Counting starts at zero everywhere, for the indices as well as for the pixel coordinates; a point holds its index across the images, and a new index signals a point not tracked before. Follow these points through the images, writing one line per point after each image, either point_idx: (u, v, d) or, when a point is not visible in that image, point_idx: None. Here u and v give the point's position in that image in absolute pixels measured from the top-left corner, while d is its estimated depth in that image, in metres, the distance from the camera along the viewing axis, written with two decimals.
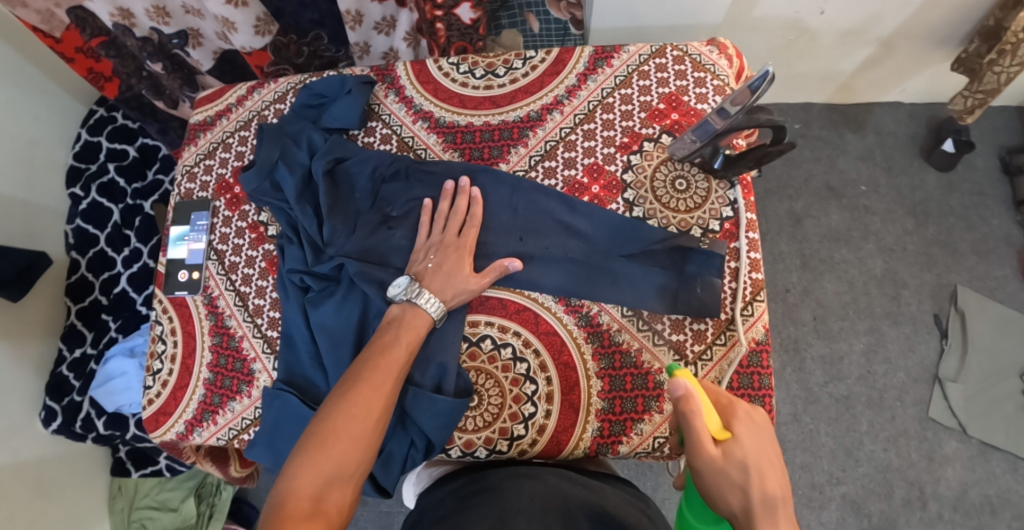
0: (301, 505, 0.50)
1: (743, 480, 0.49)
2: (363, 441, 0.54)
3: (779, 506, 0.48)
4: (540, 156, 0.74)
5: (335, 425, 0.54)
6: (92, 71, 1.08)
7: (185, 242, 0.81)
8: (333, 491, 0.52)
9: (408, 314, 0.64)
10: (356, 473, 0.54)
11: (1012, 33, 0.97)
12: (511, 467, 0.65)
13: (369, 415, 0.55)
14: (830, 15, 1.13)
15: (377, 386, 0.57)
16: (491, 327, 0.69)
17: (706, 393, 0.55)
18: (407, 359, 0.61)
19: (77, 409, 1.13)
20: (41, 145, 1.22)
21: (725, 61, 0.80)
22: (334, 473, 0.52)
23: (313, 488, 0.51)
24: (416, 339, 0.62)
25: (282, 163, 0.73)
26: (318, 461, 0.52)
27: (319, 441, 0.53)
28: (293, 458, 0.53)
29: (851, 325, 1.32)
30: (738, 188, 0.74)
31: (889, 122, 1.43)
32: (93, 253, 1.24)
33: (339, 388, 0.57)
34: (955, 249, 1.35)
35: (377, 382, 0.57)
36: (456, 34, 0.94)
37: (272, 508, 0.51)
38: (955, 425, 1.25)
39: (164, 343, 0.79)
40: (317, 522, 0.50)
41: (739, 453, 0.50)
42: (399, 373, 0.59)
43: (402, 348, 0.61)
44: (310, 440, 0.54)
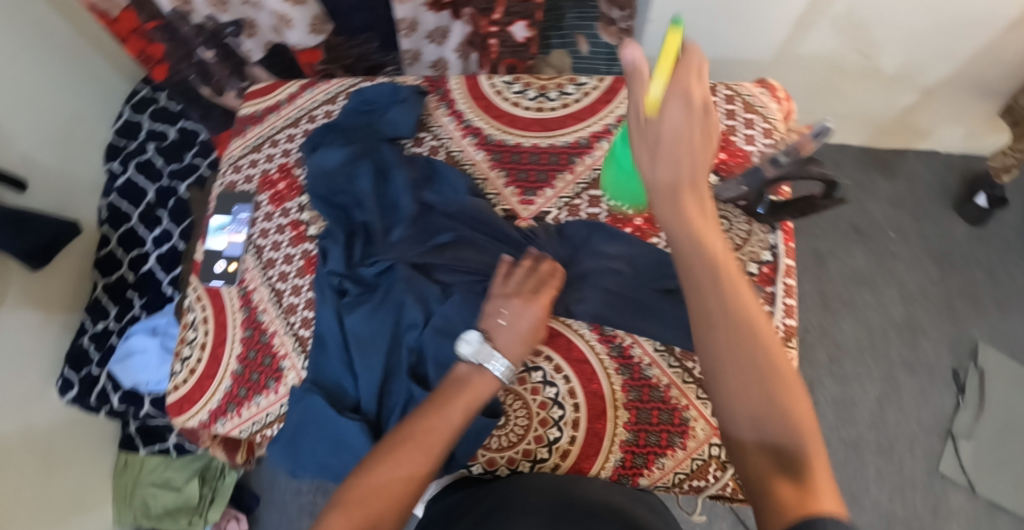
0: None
1: (651, 156, 0.52)
2: (406, 495, 0.49)
3: (683, 193, 0.51)
4: (585, 184, 0.75)
5: (377, 482, 0.49)
6: (143, 52, 1.05)
7: (224, 233, 0.82)
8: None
9: (471, 375, 0.58)
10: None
11: None
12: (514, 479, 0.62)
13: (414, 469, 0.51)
14: (876, 59, 1.12)
15: (428, 439, 0.53)
16: (546, 361, 0.69)
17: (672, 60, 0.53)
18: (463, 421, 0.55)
19: (93, 383, 1.16)
20: (82, 121, 1.24)
21: (776, 104, 0.82)
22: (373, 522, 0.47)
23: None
24: (478, 402, 0.57)
25: (365, 161, 0.74)
26: (353, 517, 0.47)
27: (358, 496, 0.48)
28: (327, 512, 0.48)
29: (867, 370, 1.32)
30: (778, 234, 0.75)
31: (921, 169, 1.42)
32: (125, 230, 1.26)
33: (388, 443, 0.52)
34: (979, 302, 1.34)
35: (426, 435, 0.53)
36: (508, 51, 0.94)
37: None
38: (963, 481, 1.24)
39: (195, 330, 0.80)
40: None
41: (655, 128, 0.52)
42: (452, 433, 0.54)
43: (460, 408, 0.56)
44: (347, 494, 0.49)
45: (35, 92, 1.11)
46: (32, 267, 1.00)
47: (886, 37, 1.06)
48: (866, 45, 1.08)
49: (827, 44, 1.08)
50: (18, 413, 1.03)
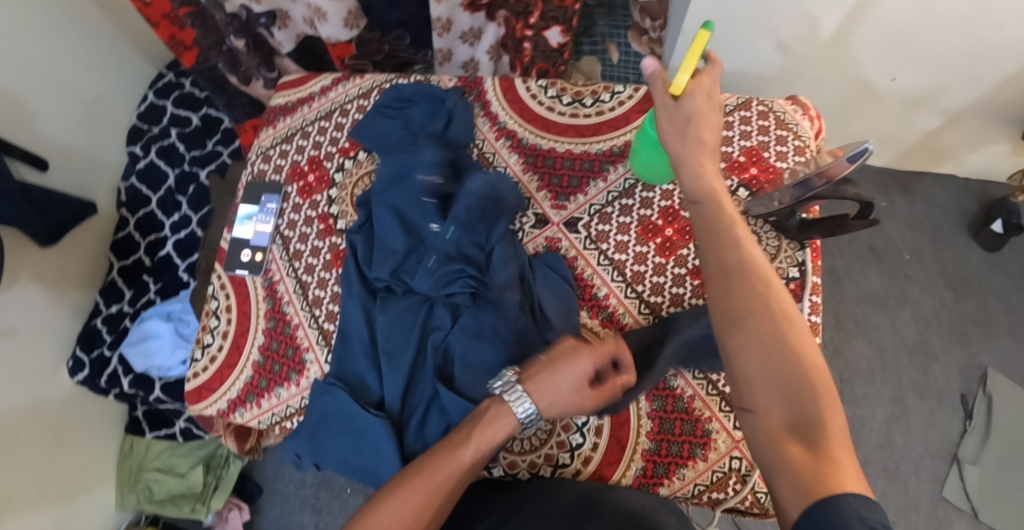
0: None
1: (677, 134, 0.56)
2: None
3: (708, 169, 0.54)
4: (617, 193, 0.75)
5: (376, 522, 0.49)
6: (174, 37, 1.09)
7: (252, 222, 0.82)
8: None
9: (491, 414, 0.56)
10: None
11: None
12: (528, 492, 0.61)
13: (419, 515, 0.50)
14: (901, 82, 1.13)
15: (437, 482, 0.51)
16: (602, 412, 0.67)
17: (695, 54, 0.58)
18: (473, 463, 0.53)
19: (105, 365, 1.15)
20: (107, 103, 1.24)
21: (809, 121, 0.81)
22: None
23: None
24: (489, 441, 0.54)
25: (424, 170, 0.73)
26: None
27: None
28: None
29: (876, 392, 1.32)
30: (807, 251, 0.75)
31: (940, 193, 1.43)
32: (144, 214, 1.26)
33: (395, 479, 0.52)
34: (991, 329, 1.34)
35: (434, 478, 0.51)
36: (541, 56, 0.94)
37: None
38: (967, 506, 1.23)
39: (217, 318, 0.80)
40: None
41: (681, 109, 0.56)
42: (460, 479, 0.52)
43: (471, 448, 0.54)
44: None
45: (62, 71, 1.11)
46: (44, 242, 1.03)
47: (914, 60, 1.06)
48: (893, 67, 1.08)
49: (855, 65, 1.08)
50: (28, 390, 1.03)
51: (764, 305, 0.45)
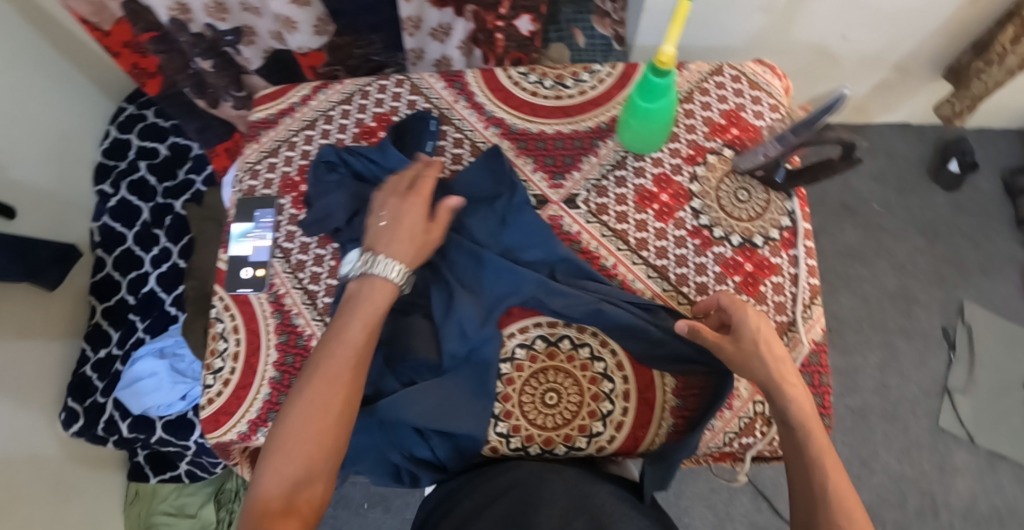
0: (273, 508, 0.50)
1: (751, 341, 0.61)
2: (331, 445, 0.54)
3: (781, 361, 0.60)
4: (611, 165, 0.77)
5: (294, 429, 0.53)
6: (135, 66, 1.05)
7: (249, 239, 0.81)
8: (303, 504, 0.52)
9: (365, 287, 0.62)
10: (327, 472, 0.54)
11: (999, 43, 1.10)
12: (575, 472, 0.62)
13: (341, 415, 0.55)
14: (854, 42, 1.19)
15: (335, 380, 0.56)
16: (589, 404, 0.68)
17: (678, 21, 0.61)
18: (368, 339, 0.60)
19: (101, 412, 1.12)
20: (71, 142, 1.20)
21: (779, 81, 0.85)
22: (303, 475, 0.52)
23: (281, 489, 0.51)
24: (371, 316, 0.61)
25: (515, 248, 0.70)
26: (284, 466, 0.52)
27: (282, 437, 0.54)
28: (263, 462, 0.53)
29: (866, 338, 1.37)
30: (795, 200, 0.78)
31: (899, 144, 1.49)
32: (121, 252, 1.21)
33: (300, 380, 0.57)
34: (962, 266, 1.42)
35: (334, 369, 0.57)
36: (514, 45, 0.95)
37: (247, 508, 0.51)
38: (964, 436, 1.31)
39: (225, 341, 0.78)
40: (292, 520, 0.50)
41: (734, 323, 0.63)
42: (360, 354, 0.58)
43: (357, 325, 0.60)
44: (281, 432, 0.54)
45: (22, 115, 1.08)
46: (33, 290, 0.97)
47: (863, 19, 1.11)
48: (846, 27, 1.14)
49: (811, 28, 1.13)
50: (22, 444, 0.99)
51: (801, 433, 0.57)
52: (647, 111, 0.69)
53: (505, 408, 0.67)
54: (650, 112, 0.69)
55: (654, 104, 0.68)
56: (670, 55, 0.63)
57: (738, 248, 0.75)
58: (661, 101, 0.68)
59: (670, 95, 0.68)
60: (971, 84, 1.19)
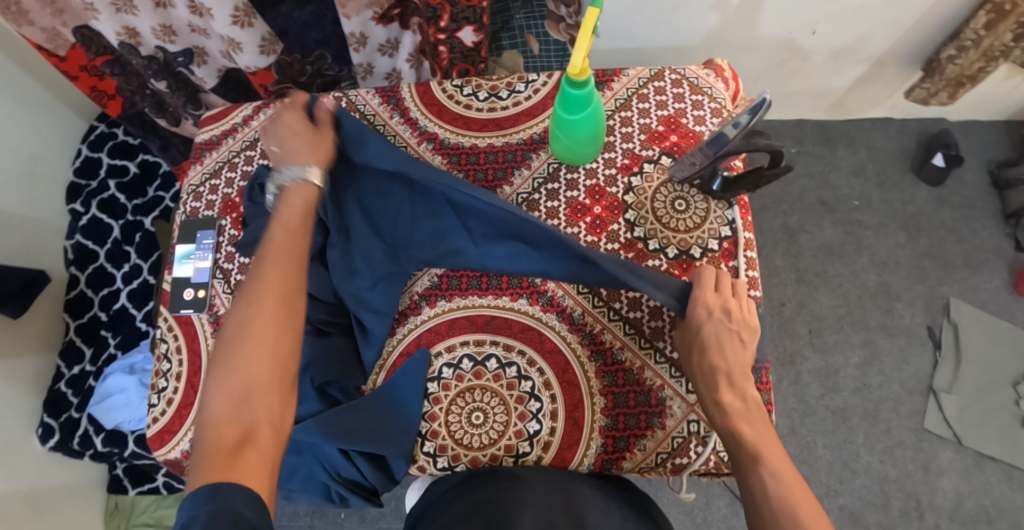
0: (228, 432, 0.50)
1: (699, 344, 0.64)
2: (275, 365, 0.55)
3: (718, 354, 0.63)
4: (543, 178, 0.76)
5: (234, 346, 0.54)
6: (95, 89, 1.06)
7: (190, 260, 0.82)
8: (261, 427, 0.52)
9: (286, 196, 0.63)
10: (274, 390, 0.54)
11: (971, 30, 1.03)
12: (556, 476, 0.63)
13: (282, 326, 0.56)
14: (822, 35, 1.15)
15: (268, 294, 0.56)
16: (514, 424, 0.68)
17: (586, 29, 0.60)
18: (296, 249, 0.60)
19: (76, 426, 1.13)
20: (42, 161, 1.20)
21: (722, 84, 0.82)
22: (248, 395, 0.53)
23: (233, 409, 0.52)
24: (299, 228, 0.61)
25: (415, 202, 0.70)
26: (229, 387, 0.53)
27: (226, 358, 0.54)
28: (208, 390, 0.53)
29: (846, 337, 1.34)
30: (735, 209, 0.75)
31: (879, 137, 1.45)
32: (94, 269, 1.23)
33: (236, 301, 0.57)
34: (946, 261, 1.38)
35: (269, 285, 0.57)
36: (459, 56, 0.95)
37: (198, 441, 0.51)
38: (950, 436, 1.27)
39: (169, 362, 0.79)
40: (247, 445, 0.50)
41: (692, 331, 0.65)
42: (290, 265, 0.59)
43: (282, 231, 0.61)
44: (222, 355, 0.54)
45: None
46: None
47: (830, 12, 1.08)
48: (814, 20, 1.10)
49: (774, 24, 1.10)
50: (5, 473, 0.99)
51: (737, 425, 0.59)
52: (569, 122, 0.68)
53: (431, 427, 0.68)
54: (572, 124, 0.68)
55: (575, 115, 0.67)
56: (579, 65, 0.62)
57: (674, 261, 0.73)
58: (582, 113, 0.67)
59: (591, 106, 0.67)
60: (945, 69, 1.13)
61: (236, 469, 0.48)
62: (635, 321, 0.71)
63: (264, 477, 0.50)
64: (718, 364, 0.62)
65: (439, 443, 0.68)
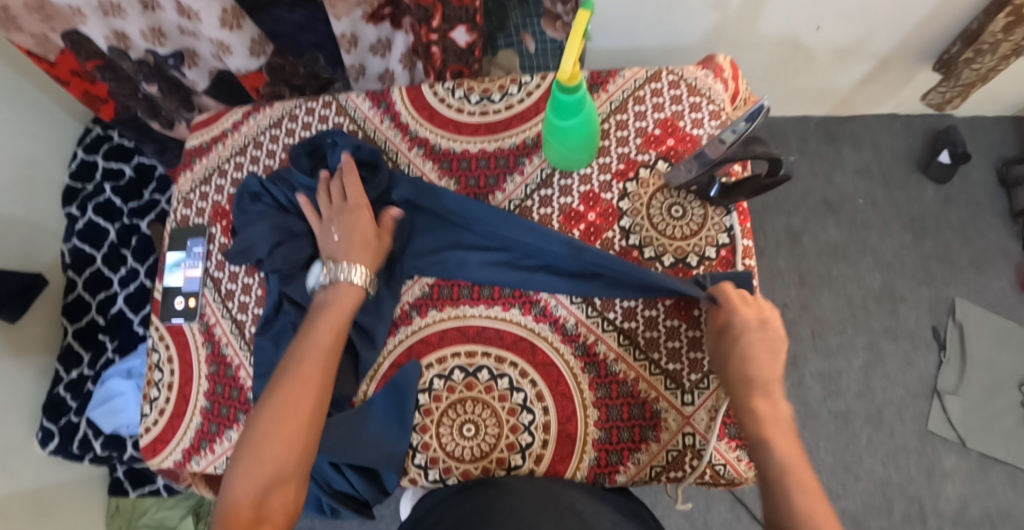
0: (243, 515, 0.51)
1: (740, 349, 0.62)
2: (301, 451, 0.55)
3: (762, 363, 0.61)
4: (536, 185, 0.75)
5: (265, 429, 0.55)
6: (87, 92, 1.05)
7: (181, 268, 0.81)
8: (275, 513, 0.52)
9: (331, 294, 0.65)
10: (297, 475, 0.55)
11: (990, 33, 1.00)
12: (540, 479, 0.64)
13: (314, 418, 0.57)
14: (825, 32, 1.12)
15: (304, 384, 0.58)
16: (506, 435, 0.67)
17: (578, 34, 0.58)
18: (335, 341, 0.62)
19: (75, 431, 1.11)
20: (37, 167, 1.19)
21: (721, 85, 0.79)
22: (271, 479, 0.53)
23: (256, 492, 0.52)
24: (342, 322, 0.63)
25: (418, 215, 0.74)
26: (255, 469, 0.53)
27: (256, 440, 0.54)
28: (235, 467, 0.54)
29: (849, 340, 1.32)
30: (733, 215, 0.73)
31: (884, 135, 1.43)
32: (91, 273, 1.21)
33: (273, 385, 0.58)
34: (952, 262, 1.35)
35: (306, 374, 0.58)
36: (453, 57, 0.92)
37: (216, 518, 0.52)
38: (955, 438, 1.26)
39: (160, 371, 0.78)
40: (262, 528, 0.50)
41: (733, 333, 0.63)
42: (328, 359, 0.60)
43: (327, 328, 0.62)
44: (252, 437, 0.55)
45: None
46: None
47: (833, 10, 1.06)
48: (817, 18, 1.07)
49: (776, 22, 1.08)
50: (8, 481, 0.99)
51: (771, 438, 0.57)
52: (562, 129, 0.66)
53: (422, 439, 0.67)
54: (565, 130, 0.67)
55: (568, 122, 0.66)
56: (570, 71, 0.60)
57: (669, 269, 0.71)
58: (575, 119, 0.65)
59: (584, 112, 0.65)
60: (960, 73, 1.12)
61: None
62: (629, 332, 0.70)
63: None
64: (751, 372, 0.61)
65: (429, 456, 0.67)
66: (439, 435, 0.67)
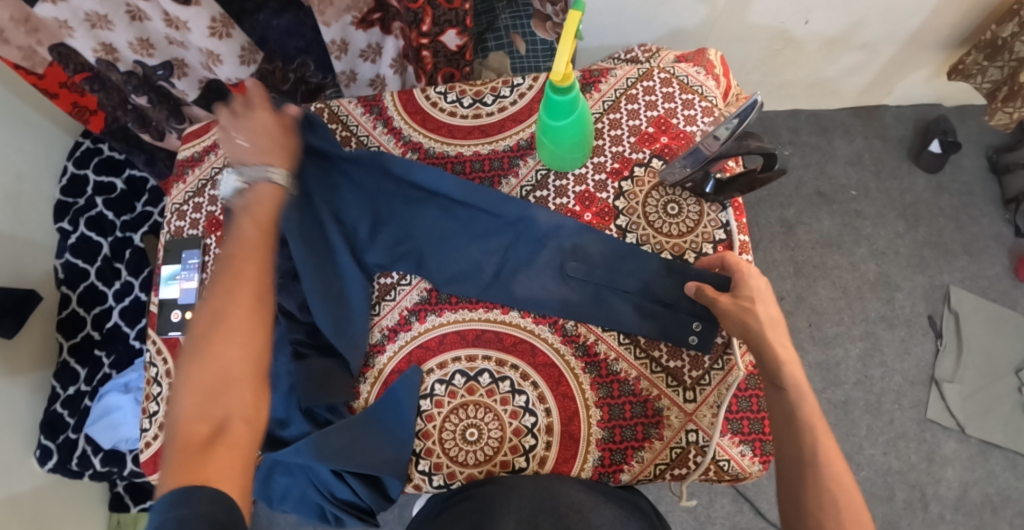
0: (198, 429, 0.48)
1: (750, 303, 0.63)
2: (251, 353, 0.52)
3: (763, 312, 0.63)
4: (531, 186, 0.75)
5: (205, 338, 0.52)
6: (76, 105, 1.04)
7: (176, 281, 0.81)
8: (235, 422, 0.49)
9: (250, 195, 0.61)
10: (252, 377, 0.52)
11: None
12: (545, 476, 0.63)
13: (255, 318, 0.54)
14: (815, 24, 1.13)
15: (238, 286, 0.54)
16: (510, 437, 0.67)
17: (569, 34, 0.58)
18: (263, 238, 0.58)
19: (73, 447, 1.09)
20: (28, 181, 1.18)
21: (713, 81, 0.80)
22: (221, 387, 0.50)
23: (204, 400, 0.49)
24: (266, 219, 0.60)
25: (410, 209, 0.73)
26: (200, 380, 0.50)
27: (197, 352, 0.52)
28: (178, 384, 0.51)
29: (846, 330, 1.33)
30: (729, 211, 0.73)
31: (874, 126, 1.43)
32: (85, 288, 1.20)
33: (204, 296, 0.55)
34: (946, 249, 1.36)
35: (237, 276, 0.55)
36: (443, 60, 0.92)
37: (169, 439, 0.49)
38: (953, 425, 1.26)
39: (159, 385, 0.78)
40: (219, 437, 0.48)
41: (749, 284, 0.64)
42: (259, 255, 0.57)
43: (250, 226, 0.59)
44: (191, 351, 0.52)
45: None
46: None
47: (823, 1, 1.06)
48: (806, 9, 1.08)
49: (766, 15, 1.08)
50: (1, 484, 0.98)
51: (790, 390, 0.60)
52: (556, 129, 0.66)
53: (425, 445, 0.67)
54: (559, 131, 0.67)
55: (562, 123, 0.66)
56: (564, 72, 0.60)
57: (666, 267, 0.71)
58: (568, 119, 0.65)
59: (576, 112, 0.65)
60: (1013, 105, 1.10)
61: (208, 463, 0.46)
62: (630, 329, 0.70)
63: (236, 471, 0.47)
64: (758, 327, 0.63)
65: (433, 460, 0.67)
66: (442, 439, 0.67)
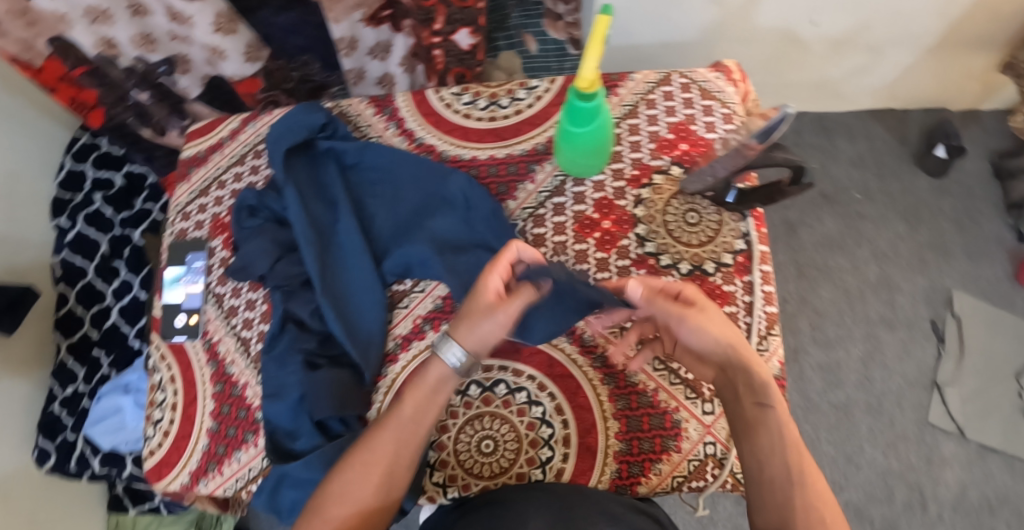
0: None
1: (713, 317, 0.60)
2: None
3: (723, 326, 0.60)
4: (548, 192, 0.73)
5: (330, 499, 0.53)
6: (75, 100, 0.96)
7: (181, 284, 0.79)
8: None
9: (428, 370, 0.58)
10: None
11: None
12: (562, 484, 0.62)
13: (378, 499, 0.54)
14: (823, 26, 1.12)
15: (378, 462, 0.54)
16: (526, 450, 0.66)
17: (597, 40, 0.56)
18: (418, 420, 0.56)
19: (72, 448, 1.07)
20: (23, 177, 1.14)
21: (733, 88, 0.79)
22: None
23: None
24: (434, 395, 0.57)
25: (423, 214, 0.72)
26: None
27: (319, 507, 0.53)
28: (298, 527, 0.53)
29: (848, 331, 1.33)
30: (749, 221, 0.73)
31: (878, 128, 1.43)
32: (82, 287, 1.16)
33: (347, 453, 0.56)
34: (948, 252, 1.36)
35: (379, 452, 0.54)
36: (454, 60, 0.90)
37: None
38: (952, 428, 1.27)
39: (163, 392, 0.76)
40: None
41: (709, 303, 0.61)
42: (404, 439, 0.55)
43: (413, 403, 0.57)
44: (316, 503, 0.54)
45: None
46: None
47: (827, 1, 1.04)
48: (812, 11, 1.07)
49: (775, 16, 1.07)
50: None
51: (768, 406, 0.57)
52: (575, 136, 0.65)
53: (439, 457, 0.66)
54: (578, 137, 0.65)
55: (582, 129, 0.64)
56: (589, 78, 0.59)
57: (686, 277, 0.70)
58: (588, 126, 0.64)
59: (598, 119, 0.64)
60: None
61: None
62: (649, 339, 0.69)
63: None
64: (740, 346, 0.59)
65: (446, 471, 0.65)
66: (457, 451, 0.66)
